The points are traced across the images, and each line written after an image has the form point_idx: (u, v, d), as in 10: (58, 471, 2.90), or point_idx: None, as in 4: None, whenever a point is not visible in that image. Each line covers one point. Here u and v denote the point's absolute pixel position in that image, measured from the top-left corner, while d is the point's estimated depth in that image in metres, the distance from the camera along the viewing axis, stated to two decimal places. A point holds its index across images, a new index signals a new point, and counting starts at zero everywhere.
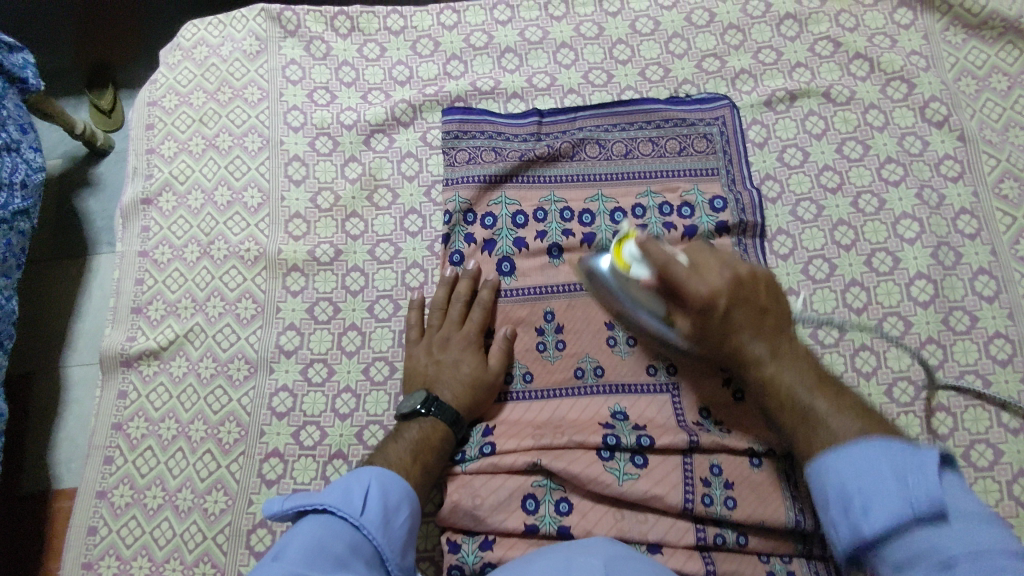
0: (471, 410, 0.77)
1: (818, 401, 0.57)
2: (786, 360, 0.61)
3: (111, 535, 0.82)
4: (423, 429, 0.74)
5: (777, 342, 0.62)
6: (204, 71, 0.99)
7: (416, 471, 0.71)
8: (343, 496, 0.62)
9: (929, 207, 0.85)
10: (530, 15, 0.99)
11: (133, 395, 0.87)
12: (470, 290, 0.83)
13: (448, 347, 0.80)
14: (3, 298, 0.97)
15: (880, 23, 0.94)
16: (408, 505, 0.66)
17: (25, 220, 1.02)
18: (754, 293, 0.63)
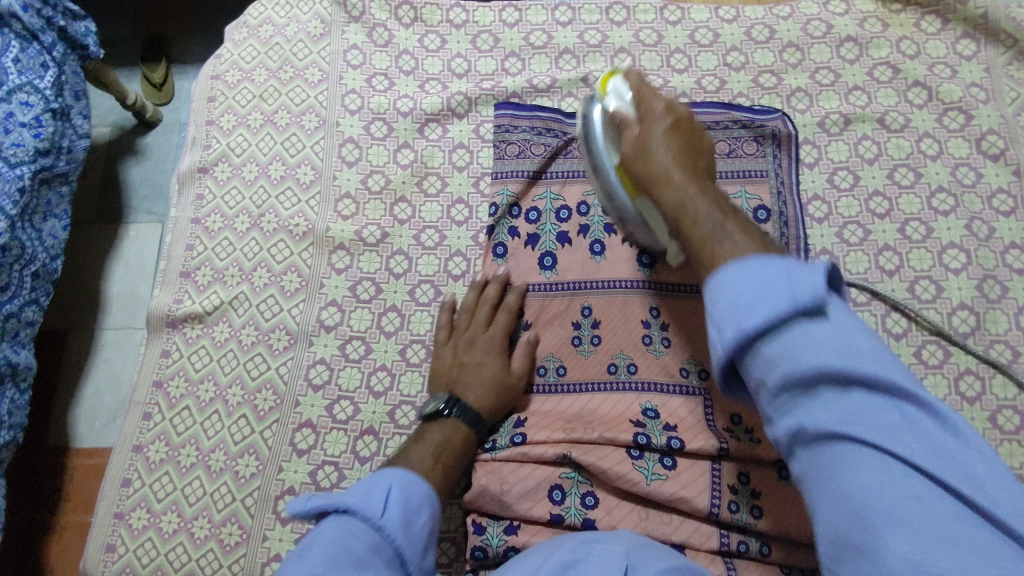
0: (494, 412, 0.78)
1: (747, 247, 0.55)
2: (745, 236, 0.57)
3: (144, 488, 0.84)
4: (445, 432, 0.75)
5: (725, 210, 0.62)
6: (269, 49, 1.02)
7: (436, 472, 0.71)
8: (364, 496, 0.61)
9: (979, 239, 0.85)
10: (590, 18, 1.00)
11: (175, 356, 0.89)
12: (497, 294, 0.85)
13: (473, 350, 0.81)
14: (51, 259, 1.04)
15: (942, 52, 0.94)
16: (427, 508, 0.65)
17: (62, 183, 1.06)
18: (702, 191, 0.65)
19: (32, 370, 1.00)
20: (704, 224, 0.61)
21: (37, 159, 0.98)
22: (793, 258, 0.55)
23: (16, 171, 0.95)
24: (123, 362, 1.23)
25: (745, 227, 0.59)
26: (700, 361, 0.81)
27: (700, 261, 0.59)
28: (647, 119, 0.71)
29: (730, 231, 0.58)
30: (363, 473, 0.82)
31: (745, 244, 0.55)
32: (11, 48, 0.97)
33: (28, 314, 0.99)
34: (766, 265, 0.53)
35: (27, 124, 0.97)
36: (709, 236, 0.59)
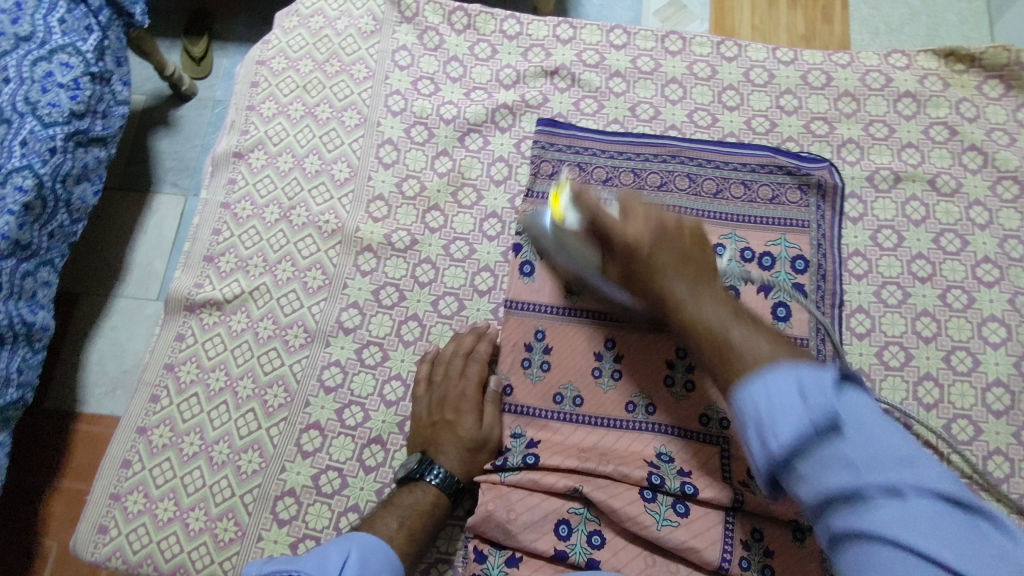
0: (467, 470, 0.76)
1: (729, 321, 0.59)
2: (692, 284, 0.64)
3: (144, 472, 0.83)
4: (418, 499, 0.74)
5: (697, 285, 0.64)
6: (317, 40, 1.01)
7: (400, 539, 0.71)
8: (318, 564, 0.63)
9: (1021, 315, 0.82)
10: (645, 45, 0.99)
11: (190, 340, 0.88)
12: (471, 345, 0.83)
13: (445, 407, 0.79)
14: (70, 221, 1.02)
15: (1002, 118, 0.91)
16: (390, 573, 0.67)
17: (99, 147, 1.04)
18: (676, 240, 0.67)
19: (48, 332, 1.00)
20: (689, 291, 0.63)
21: (71, 121, 0.97)
22: (765, 327, 0.58)
23: (48, 131, 0.94)
24: (124, 330, 1.22)
25: (703, 290, 0.63)
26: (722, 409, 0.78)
27: (671, 311, 0.64)
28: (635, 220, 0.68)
29: (723, 314, 0.60)
30: (367, 483, 0.80)
31: (695, 300, 0.62)
32: (57, 8, 0.96)
33: (43, 276, 0.99)
34: (745, 355, 0.55)
35: (65, 84, 0.96)
36: (690, 306, 0.62)
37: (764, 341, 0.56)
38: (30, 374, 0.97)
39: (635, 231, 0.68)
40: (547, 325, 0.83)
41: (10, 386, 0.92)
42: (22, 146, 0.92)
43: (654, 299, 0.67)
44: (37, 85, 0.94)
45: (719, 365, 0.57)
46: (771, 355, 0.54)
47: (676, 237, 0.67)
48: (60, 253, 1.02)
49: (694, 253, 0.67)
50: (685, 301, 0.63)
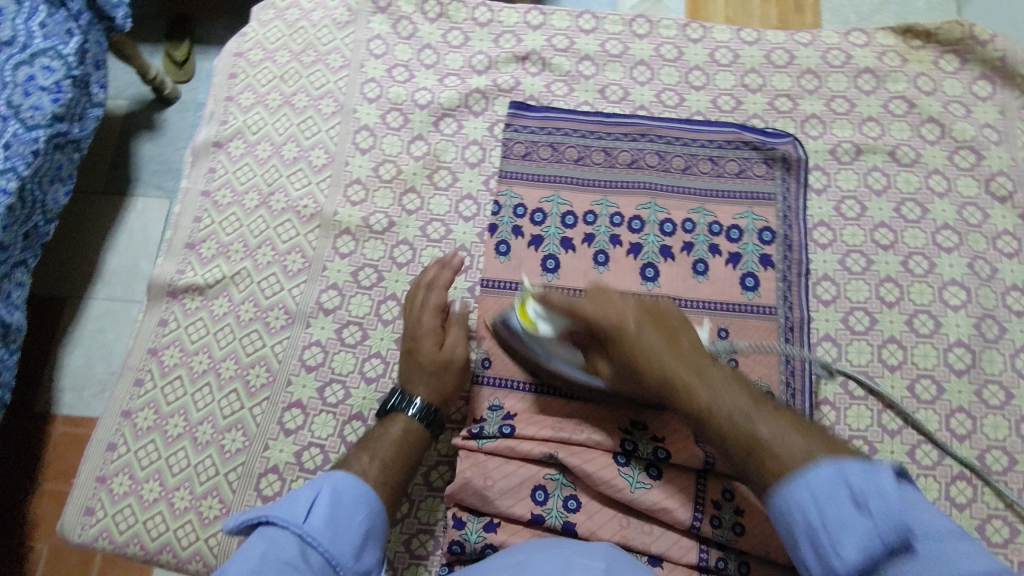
0: (443, 394, 0.76)
1: (738, 403, 0.63)
2: (702, 378, 0.65)
3: (129, 455, 0.84)
4: (393, 427, 0.73)
5: (689, 358, 0.67)
6: (293, 32, 1.03)
7: (384, 462, 0.69)
8: (288, 507, 0.60)
9: (980, 278, 0.85)
10: (613, 29, 1.01)
11: (173, 325, 0.90)
12: (430, 277, 0.82)
13: (412, 337, 0.79)
14: (45, 223, 1.04)
15: (958, 91, 0.94)
16: (368, 505, 0.64)
17: (72, 150, 1.06)
18: (664, 321, 0.70)
19: (22, 333, 1.00)
20: (682, 367, 0.66)
21: (53, 124, 0.99)
22: (772, 404, 0.63)
23: (31, 133, 0.96)
24: (110, 328, 1.23)
25: (713, 377, 0.65)
26: None
27: (682, 404, 0.66)
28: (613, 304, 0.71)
29: (692, 377, 0.66)
30: None
31: (727, 407, 0.63)
32: (38, 12, 0.99)
33: (16, 275, 1.00)
34: (792, 458, 0.57)
35: (46, 88, 0.98)
36: (713, 402, 0.63)
37: (794, 433, 0.59)
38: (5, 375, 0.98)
39: (619, 308, 0.70)
40: None
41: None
42: (5, 148, 0.93)
43: (659, 381, 0.67)
44: (19, 89, 0.96)
45: (756, 468, 0.59)
46: (809, 450, 0.57)
47: (666, 327, 0.70)
48: (34, 254, 1.03)
49: (677, 330, 0.70)
50: (679, 376, 0.66)
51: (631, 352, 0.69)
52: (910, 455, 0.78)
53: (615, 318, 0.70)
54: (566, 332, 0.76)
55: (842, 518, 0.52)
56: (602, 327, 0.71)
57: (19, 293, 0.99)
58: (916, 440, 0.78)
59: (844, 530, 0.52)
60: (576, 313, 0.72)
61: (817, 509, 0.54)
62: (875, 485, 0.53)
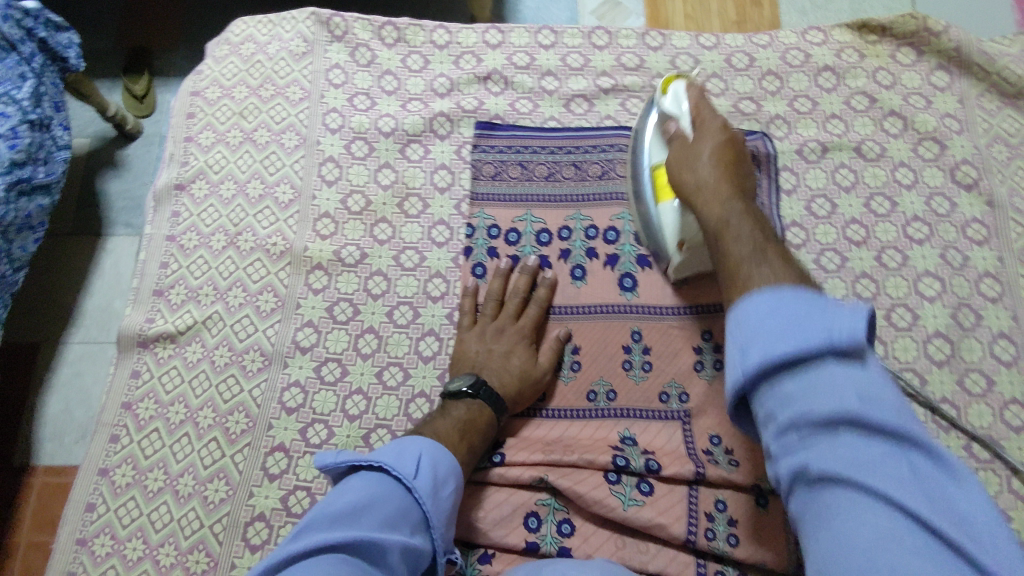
0: (516, 400, 0.79)
1: (771, 262, 0.55)
2: (774, 265, 0.55)
3: (108, 514, 0.81)
4: (470, 410, 0.74)
5: (757, 233, 0.60)
6: (250, 66, 1.01)
7: (464, 450, 0.71)
8: (397, 457, 0.64)
9: (953, 268, 0.86)
10: (572, 42, 1.01)
11: (146, 376, 0.87)
12: (528, 285, 0.85)
13: (500, 339, 0.82)
14: (14, 270, 1.00)
15: (916, 83, 0.95)
16: (454, 479, 0.66)
17: (43, 195, 1.04)
18: (753, 209, 0.64)
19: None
20: (739, 243, 0.59)
21: (12, 170, 0.96)
22: (793, 270, 0.54)
23: None
24: (87, 373, 1.20)
25: (781, 264, 0.54)
26: (680, 385, 0.81)
27: (716, 237, 0.63)
28: (690, 168, 0.71)
29: (745, 232, 0.61)
30: None
31: (759, 271, 0.54)
32: None
33: None
34: (754, 280, 0.53)
35: (3, 135, 0.95)
36: (733, 258, 0.58)
37: (792, 279, 0.52)
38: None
39: (737, 222, 0.62)
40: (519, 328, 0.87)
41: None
42: None
43: (716, 250, 0.63)
44: None
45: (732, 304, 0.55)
46: (780, 281, 0.51)
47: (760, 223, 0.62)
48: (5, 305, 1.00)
49: (777, 244, 0.59)
50: (734, 229, 0.61)
51: (715, 223, 0.64)
52: None
53: (718, 217, 0.64)
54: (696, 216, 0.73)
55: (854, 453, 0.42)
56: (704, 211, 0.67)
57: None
58: None
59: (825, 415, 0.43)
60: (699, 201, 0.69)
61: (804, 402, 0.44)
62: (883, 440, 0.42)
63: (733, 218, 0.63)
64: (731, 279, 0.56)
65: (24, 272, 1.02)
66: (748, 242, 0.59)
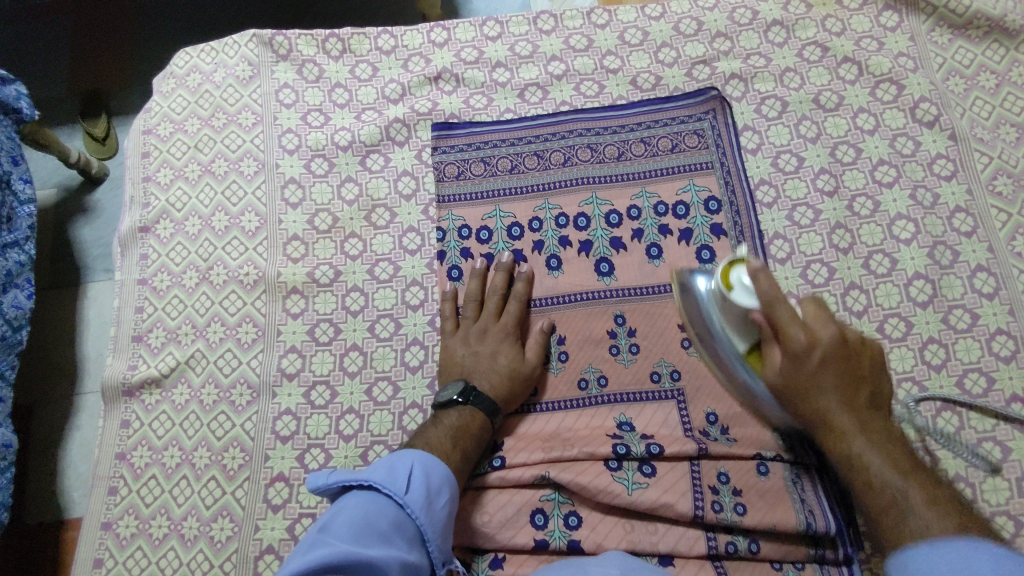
0: (508, 400, 0.78)
1: (910, 490, 0.58)
2: (870, 439, 0.62)
3: (117, 567, 0.81)
4: (462, 416, 0.74)
5: (865, 416, 0.64)
6: (198, 97, 1.00)
7: (458, 456, 0.71)
8: (388, 473, 0.63)
9: (924, 207, 0.86)
10: (519, 30, 1.00)
11: (136, 425, 0.86)
12: (506, 283, 0.85)
13: (485, 339, 0.81)
14: (12, 332, 0.99)
15: (866, 26, 0.95)
16: (449, 489, 0.67)
17: (17, 252, 1.03)
18: (857, 364, 0.65)
19: (11, 448, 0.95)
20: (852, 420, 0.63)
21: None
22: (944, 494, 0.57)
23: None
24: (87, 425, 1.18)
25: (873, 425, 0.63)
26: (670, 363, 0.81)
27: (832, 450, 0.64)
28: (815, 327, 0.65)
29: (852, 426, 0.63)
30: None
31: (872, 459, 0.61)
32: None
33: None
34: (921, 528, 0.55)
35: None
36: (862, 455, 0.62)
37: (919, 495, 0.57)
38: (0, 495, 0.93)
39: (815, 380, 0.65)
40: None
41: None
42: None
43: (840, 459, 0.63)
44: None
45: (879, 516, 0.59)
46: (928, 524, 0.55)
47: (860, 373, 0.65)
48: (10, 366, 0.99)
49: (873, 383, 0.65)
50: (851, 429, 0.63)
51: (803, 378, 0.65)
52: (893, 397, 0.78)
53: (808, 339, 0.64)
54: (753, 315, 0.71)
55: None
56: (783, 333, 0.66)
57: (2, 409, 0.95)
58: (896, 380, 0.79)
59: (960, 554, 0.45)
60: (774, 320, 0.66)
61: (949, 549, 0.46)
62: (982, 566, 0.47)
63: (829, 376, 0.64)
64: (884, 519, 0.58)
65: (24, 331, 1.01)
66: (881, 473, 0.60)
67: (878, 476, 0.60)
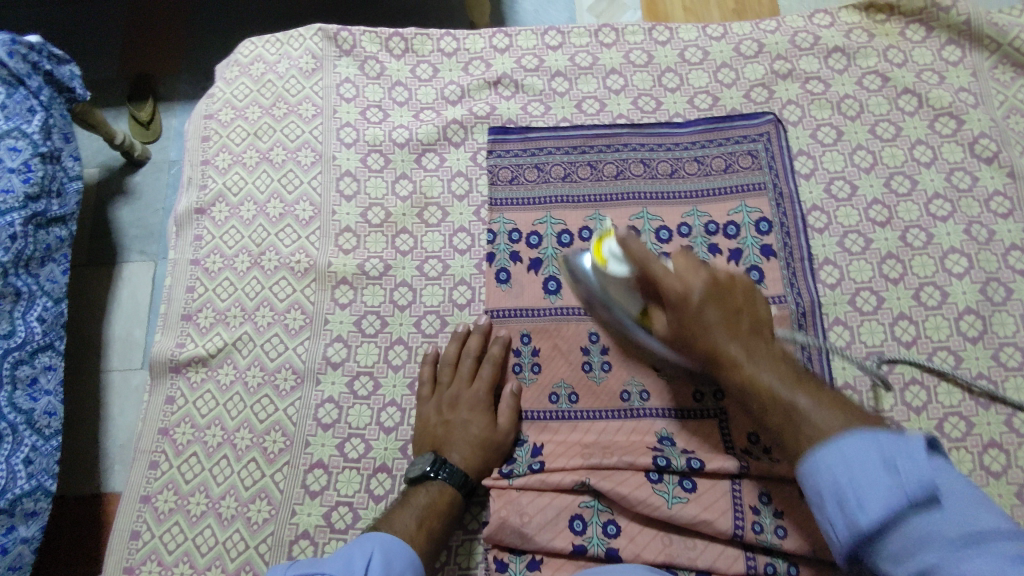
0: (480, 471, 0.78)
1: (801, 400, 0.59)
2: (757, 360, 0.63)
3: (154, 540, 0.82)
4: (430, 495, 0.74)
5: (751, 343, 0.64)
6: (260, 87, 1.02)
7: (423, 538, 0.71)
8: (344, 567, 0.63)
9: (979, 243, 0.85)
10: (580, 41, 1.01)
11: (180, 402, 0.88)
12: (480, 347, 0.84)
13: (458, 407, 0.80)
14: (54, 303, 1.00)
15: (928, 59, 0.95)
16: (414, 571, 0.67)
17: (60, 227, 1.04)
18: (729, 295, 0.66)
19: (54, 417, 0.96)
20: (737, 344, 0.64)
21: (27, 205, 0.96)
22: (828, 394, 0.60)
23: (6, 217, 0.93)
24: (110, 404, 1.20)
25: (755, 346, 0.64)
26: None
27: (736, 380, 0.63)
28: (686, 274, 0.66)
29: (740, 353, 0.63)
30: (378, 512, 0.80)
31: (777, 384, 0.61)
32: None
33: (43, 360, 0.97)
34: (815, 427, 0.56)
35: (15, 169, 0.96)
36: (750, 365, 0.62)
37: (842, 415, 0.57)
38: (44, 461, 0.93)
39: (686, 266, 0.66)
40: (532, 328, 0.85)
41: (18, 478, 0.87)
42: None
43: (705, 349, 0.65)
44: None
45: (789, 432, 0.58)
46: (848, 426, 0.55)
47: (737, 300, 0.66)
48: (59, 337, 1.00)
49: (752, 308, 0.66)
50: (695, 300, 0.64)
51: (691, 320, 0.65)
52: (938, 430, 0.78)
53: (681, 289, 0.65)
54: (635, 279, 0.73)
55: (867, 480, 0.50)
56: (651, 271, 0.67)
57: (50, 377, 0.96)
58: (943, 414, 0.79)
59: (869, 492, 0.49)
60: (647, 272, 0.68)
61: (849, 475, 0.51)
62: (913, 461, 0.50)
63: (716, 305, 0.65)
64: (792, 435, 0.58)
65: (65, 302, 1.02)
66: (740, 355, 0.63)
67: (771, 389, 0.61)
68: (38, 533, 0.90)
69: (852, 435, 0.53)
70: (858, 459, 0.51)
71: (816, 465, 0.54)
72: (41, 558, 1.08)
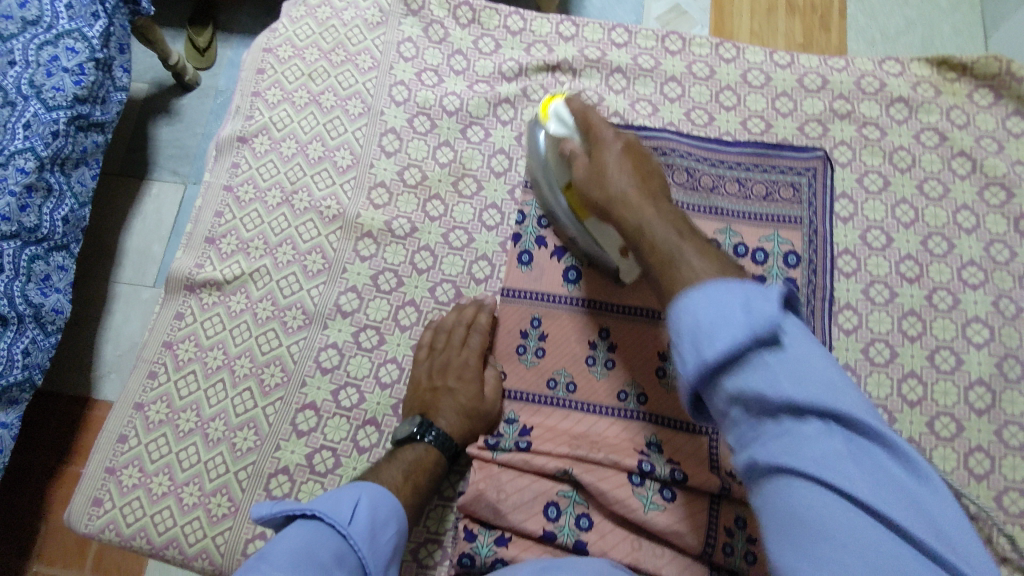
0: (467, 437, 0.79)
1: (688, 250, 0.58)
2: (657, 211, 0.65)
3: (139, 447, 0.84)
4: (417, 454, 0.75)
5: (649, 197, 0.68)
6: (323, 30, 1.02)
7: (409, 492, 0.72)
8: (333, 506, 0.64)
9: (1004, 317, 0.84)
10: (646, 44, 1.01)
11: (189, 319, 0.89)
12: (476, 318, 0.84)
13: (447, 373, 0.81)
14: (80, 206, 1.02)
15: (990, 126, 0.93)
16: (395, 524, 0.67)
17: (98, 132, 1.04)
18: (647, 176, 0.71)
19: (59, 315, 0.99)
20: (642, 199, 0.67)
21: (74, 106, 0.96)
22: (716, 253, 0.58)
23: (51, 114, 0.94)
24: (116, 315, 1.22)
25: (665, 210, 0.66)
26: None
27: (632, 236, 0.66)
28: (602, 131, 0.74)
29: (643, 203, 0.67)
30: (360, 463, 0.81)
31: (658, 231, 0.63)
32: None
33: (55, 259, 0.98)
34: (693, 271, 0.54)
35: (69, 70, 0.95)
36: (642, 223, 0.65)
37: (717, 266, 0.55)
38: (40, 355, 0.95)
39: (603, 129, 0.74)
40: (543, 313, 0.85)
41: (14, 367, 0.90)
42: (25, 128, 0.91)
43: (608, 194, 0.69)
44: (41, 69, 0.93)
45: None
46: (711, 272, 0.54)
47: (647, 175, 0.71)
48: (76, 239, 1.02)
49: (655, 173, 0.72)
50: (630, 195, 0.67)
51: (600, 182, 0.70)
52: None
53: (597, 167, 0.71)
54: (569, 146, 0.77)
55: (722, 321, 0.47)
56: (593, 134, 0.74)
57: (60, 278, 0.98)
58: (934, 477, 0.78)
59: (722, 326, 0.47)
60: (588, 124, 0.75)
61: (708, 315, 0.48)
62: (766, 300, 0.47)
63: (636, 204, 0.67)
64: (672, 289, 0.55)
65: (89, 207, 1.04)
66: (632, 197, 0.67)
67: (662, 238, 0.62)
68: (15, 421, 0.93)
69: (709, 289, 0.50)
70: (738, 304, 0.47)
71: (688, 306, 0.50)
72: (24, 451, 1.13)
